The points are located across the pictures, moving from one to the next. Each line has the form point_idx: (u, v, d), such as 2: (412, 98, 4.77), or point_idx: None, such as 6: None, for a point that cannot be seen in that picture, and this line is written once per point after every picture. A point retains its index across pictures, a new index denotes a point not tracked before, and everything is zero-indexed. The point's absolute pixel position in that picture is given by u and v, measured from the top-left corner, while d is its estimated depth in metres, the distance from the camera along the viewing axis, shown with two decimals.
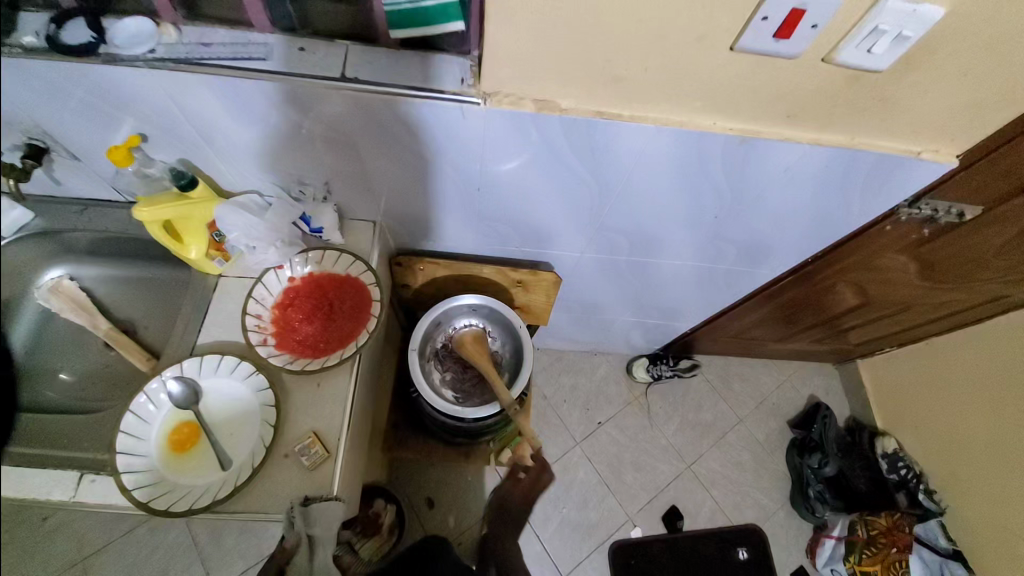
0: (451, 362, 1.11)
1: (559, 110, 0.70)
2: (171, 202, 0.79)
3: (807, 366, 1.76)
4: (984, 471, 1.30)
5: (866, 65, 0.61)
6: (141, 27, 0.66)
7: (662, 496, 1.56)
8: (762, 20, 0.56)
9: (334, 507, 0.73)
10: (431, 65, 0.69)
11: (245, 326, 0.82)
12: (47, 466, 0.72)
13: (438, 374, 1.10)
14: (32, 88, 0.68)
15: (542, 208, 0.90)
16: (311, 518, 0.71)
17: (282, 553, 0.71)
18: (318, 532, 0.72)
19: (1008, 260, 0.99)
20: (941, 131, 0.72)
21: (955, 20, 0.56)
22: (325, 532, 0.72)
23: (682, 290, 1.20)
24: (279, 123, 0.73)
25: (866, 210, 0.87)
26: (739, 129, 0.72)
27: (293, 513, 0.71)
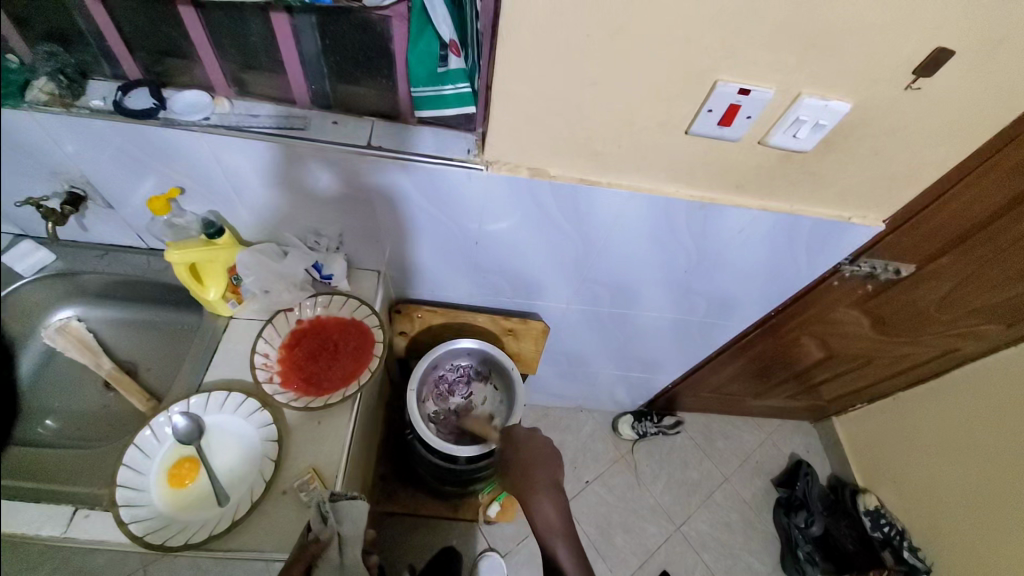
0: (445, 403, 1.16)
1: (549, 176, 0.82)
2: (198, 247, 0.88)
3: (786, 423, 1.81)
4: (962, 524, 1.33)
5: (795, 147, 0.75)
6: (199, 99, 0.78)
7: (652, 560, 1.52)
8: (708, 111, 0.70)
9: (359, 505, 0.79)
10: (444, 138, 0.82)
11: (253, 364, 0.88)
12: (41, 500, 0.73)
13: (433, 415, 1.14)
14: (91, 144, 0.78)
15: (533, 261, 1.00)
16: (342, 514, 0.76)
17: (314, 546, 0.72)
18: (347, 529, 0.76)
19: (951, 314, 1.11)
20: (865, 201, 0.86)
21: (859, 113, 0.71)
22: (353, 529, 0.77)
23: (661, 343, 1.29)
24: (306, 181, 0.84)
25: (814, 268, 1.00)
26: (700, 196, 0.85)
27: (326, 508, 0.75)
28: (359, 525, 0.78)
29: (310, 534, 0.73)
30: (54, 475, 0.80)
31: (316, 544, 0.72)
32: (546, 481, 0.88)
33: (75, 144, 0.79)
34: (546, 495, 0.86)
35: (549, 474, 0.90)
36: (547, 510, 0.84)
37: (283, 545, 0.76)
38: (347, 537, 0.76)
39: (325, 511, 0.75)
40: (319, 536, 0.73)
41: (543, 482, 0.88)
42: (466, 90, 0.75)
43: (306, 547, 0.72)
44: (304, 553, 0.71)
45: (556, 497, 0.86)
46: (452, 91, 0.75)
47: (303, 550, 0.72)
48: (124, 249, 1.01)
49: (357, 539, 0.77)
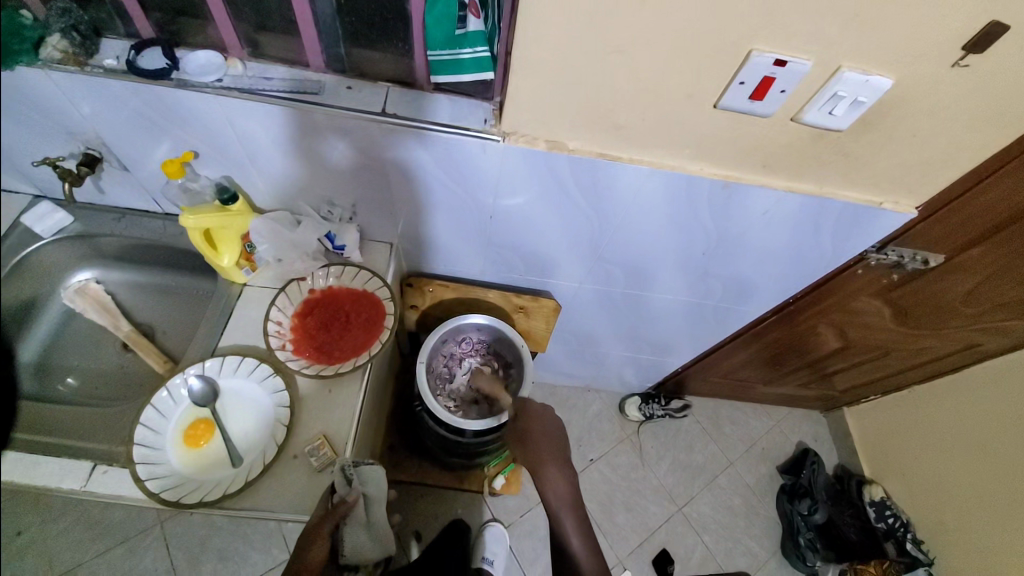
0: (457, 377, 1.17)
1: (567, 150, 0.79)
2: (212, 213, 0.88)
3: (795, 412, 1.79)
4: (969, 520, 1.32)
5: (830, 126, 0.71)
6: (210, 58, 0.76)
7: (652, 538, 1.54)
8: (739, 84, 0.67)
9: (379, 470, 0.83)
10: (461, 106, 0.79)
11: (266, 331, 0.89)
12: (60, 455, 0.76)
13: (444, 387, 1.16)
14: (105, 104, 0.77)
15: (547, 238, 0.98)
16: (365, 477, 0.81)
17: (343, 507, 0.77)
18: (371, 491, 0.82)
19: (977, 308, 1.07)
20: (900, 185, 0.82)
21: (902, 90, 0.67)
22: (376, 490, 0.83)
23: (673, 326, 1.27)
24: (318, 148, 0.83)
25: (838, 254, 0.96)
26: (724, 175, 0.82)
27: (351, 471, 0.79)
28: (382, 486, 0.84)
29: (337, 497, 0.77)
30: (74, 432, 0.83)
31: (344, 505, 0.76)
32: (557, 458, 1.03)
33: (90, 104, 0.78)
34: (557, 470, 1.02)
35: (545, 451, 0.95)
36: (557, 482, 1.00)
37: (294, 508, 0.78)
38: (371, 497, 0.82)
39: (350, 476, 0.79)
40: (347, 498, 0.77)
41: (556, 460, 1.03)
42: (485, 54, 0.72)
43: (337, 508, 0.76)
44: (335, 513, 0.76)
45: (566, 473, 1.02)
46: (471, 55, 0.72)
47: (333, 511, 0.76)
48: (141, 213, 0.99)
49: (379, 497, 0.84)
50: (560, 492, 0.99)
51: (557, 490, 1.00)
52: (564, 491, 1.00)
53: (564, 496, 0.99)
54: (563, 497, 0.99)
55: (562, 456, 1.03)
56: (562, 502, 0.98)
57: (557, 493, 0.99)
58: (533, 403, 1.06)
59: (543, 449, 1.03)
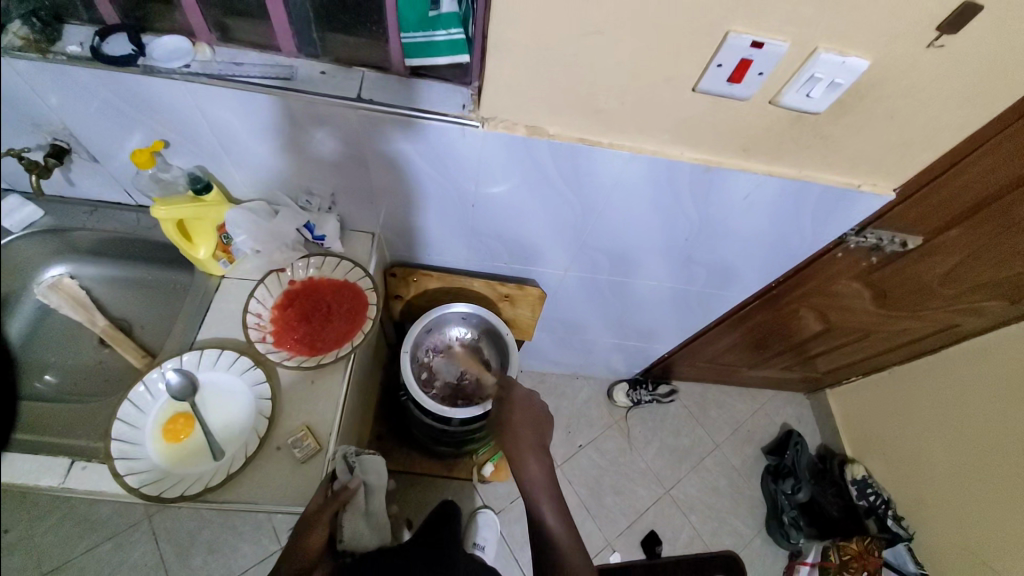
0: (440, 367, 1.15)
1: (547, 135, 0.79)
2: (186, 203, 0.86)
3: (779, 395, 1.83)
4: (948, 495, 1.36)
5: (807, 108, 0.71)
6: (177, 44, 0.73)
7: (640, 520, 1.57)
8: (718, 66, 0.66)
9: (378, 460, 0.90)
10: (438, 92, 0.77)
11: (246, 323, 0.88)
12: (42, 452, 0.71)
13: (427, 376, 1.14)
14: (70, 93, 0.75)
15: (530, 226, 0.98)
16: (366, 466, 0.88)
17: (345, 493, 0.80)
18: (372, 479, 0.88)
19: (954, 289, 1.09)
20: (878, 168, 0.83)
21: (878, 71, 0.67)
22: (376, 479, 0.89)
23: (658, 312, 1.28)
24: (293, 135, 0.80)
25: (818, 238, 0.97)
26: (704, 160, 0.82)
27: (353, 459, 0.85)
28: (381, 476, 0.90)
29: (338, 484, 0.81)
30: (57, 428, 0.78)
31: (346, 490, 0.80)
32: (535, 445, 0.95)
33: (57, 96, 0.75)
34: (536, 458, 0.93)
35: (538, 440, 0.96)
36: (534, 470, 0.91)
37: (277, 499, 0.78)
38: (372, 485, 0.88)
39: (352, 463, 0.85)
40: (349, 485, 0.81)
41: (532, 449, 0.94)
42: (459, 36, 0.71)
43: (339, 494, 0.80)
44: (337, 500, 0.79)
45: (545, 462, 0.93)
46: (444, 37, 0.71)
47: (335, 497, 0.79)
48: (113, 206, 0.99)
49: (378, 487, 0.90)
50: (537, 477, 0.91)
51: (537, 477, 0.91)
52: (542, 476, 0.91)
53: (541, 482, 0.91)
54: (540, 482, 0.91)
55: (539, 444, 0.95)
56: (539, 487, 0.90)
57: (536, 481, 0.91)
58: (519, 387, 1.02)
59: (520, 437, 0.95)
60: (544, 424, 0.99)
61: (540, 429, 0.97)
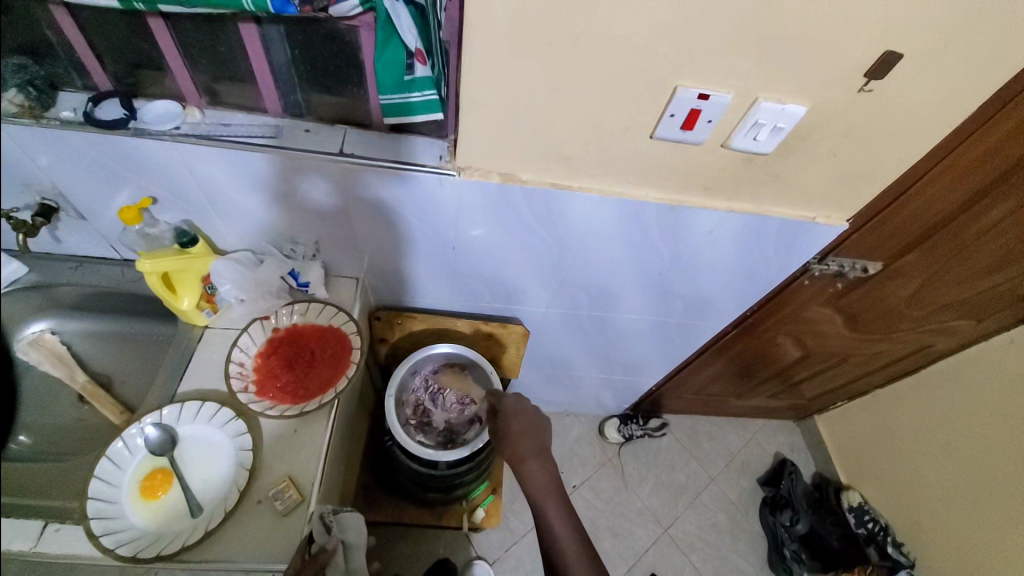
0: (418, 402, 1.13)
1: (520, 181, 0.83)
2: (172, 256, 0.88)
3: (770, 424, 1.83)
4: (945, 519, 1.35)
5: (756, 150, 0.77)
6: (168, 108, 0.78)
7: (641, 563, 1.52)
8: (670, 116, 0.73)
9: (355, 516, 0.85)
10: (418, 145, 0.83)
11: (228, 373, 0.88)
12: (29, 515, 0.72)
13: (405, 413, 1.11)
14: (60, 154, 0.78)
15: (511, 266, 1.01)
16: (343, 524, 0.82)
17: (324, 555, 0.75)
18: (349, 538, 0.82)
19: (921, 310, 1.14)
20: (829, 201, 0.89)
21: (816, 115, 0.74)
22: (355, 536, 0.84)
23: (642, 345, 1.30)
24: (277, 188, 0.84)
25: (784, 267, 1.02)
26: (669, 199, 0.87)
27: (329, 516, 0.79)
28: (357, 533, 0.84)
29: (316, 546, 0.76)
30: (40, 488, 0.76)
31: (325, 552, 0.75)
32: (535, 448, 0.90)
33: (48, 158, 0.78)
34: (536, 462, 0.88)
35: (538, 444, 0.91)
36: (536, 474, 0.87)
37: (257, 557, 0.75)
38: (351, 544, 0.82)
39: (329, 523, 0.79)
40: (327, 545, 0.76)
41: (533, 450, 0.89)
42: (432, 97, 0.75)
43: (318, 556, 0.74)
44: (317, 562, 0.74)
45: (547, 464, 0.88)
46: (419, 98, 0.75)
47: (314, 560, 0.74)
48: (97, 260, 0.98)
49: (356, 545, 0.84)
50: (541, 483, 0.86)
51: (541, 479, 0.87)
52: (544, 478, 0.87)
53: (545, 484, 0.86)
54: (544, 487, 0.86)
55: (540, 443, 0.91)
56: (541, 487, 0.86)
57: (539, 484, 0.86)
58: (509, 396, 0.98)
59: (517, 441, 0.91)
60: (541, 427, 0.93)
61: (534, 431, 0.92)
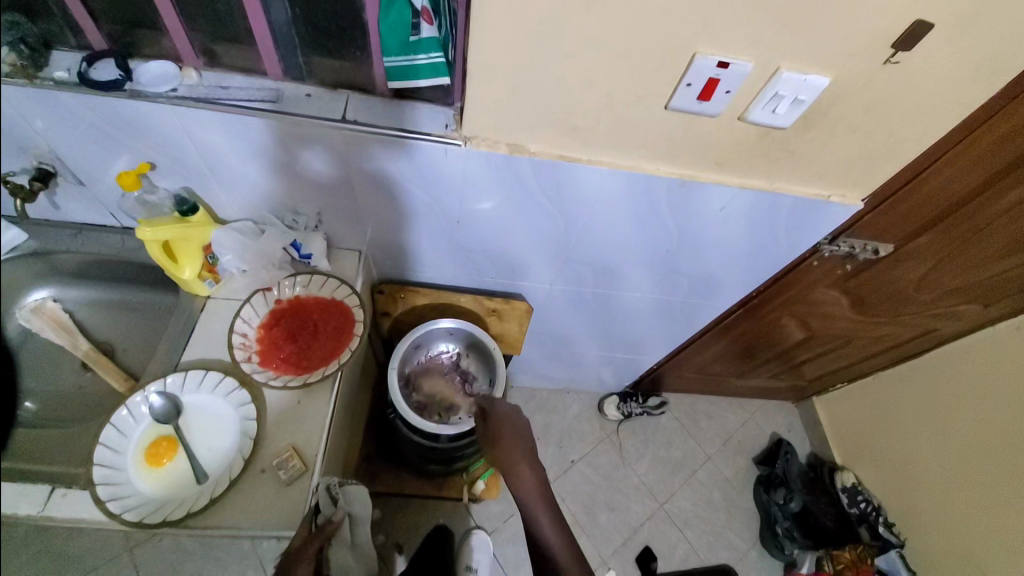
0: (430, 359, 1.17)
1: (528, 152, 0.81)
2: (171, 224, 0.86)
3: (768, 404, 1.84)
4: (937, 500, 1.37)
5: (774, 124, 0.75)
6: (165, 69, 0.75)
7: (636, 536, 1.56)
8: (687, 86, 0.70)
9: (362, 490, 0.89)
10: (422, 113, 0.80)
11: (230, 343, 0.88)
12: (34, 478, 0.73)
13: (417, 361, 1.16)
14: (54, 116, 0.75)
15: (515, 241, 1.00)
16: (350, 497, 0.86)
17: (330, 527, 0.78)
18: (357, 510, 0.87)
19: (929, 294, 1.13)
20: (844, 180, 0.87)
21: (838, 88, 0.71)
22: (361, 509, 0.88)
23: (645, 323, 1.30)
24: (277, 156, 0.82)
25: (793, 246, 1.00)
26: (680, 174, 0.85)
27: (336, 490, 0.84)
28: (364, 505, 0.88)
29: (322, 517, 0.80)
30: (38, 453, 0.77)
31: (332, 524, 0.78)
32: (526, 452, 0.93)
33: (43, 120, 0.76)
34: (527, 464, 0.91)
35: (527, 450, 0.94)
36: (526, 477, 0.89)
37: (264, 524, 0.77)
38: (357, 516, 0.87)
39: (336, 495, 0.84)
40: (333, 517, 0.80)
41: (524, 455, 0.92)
42: (439, 60, 0.72)
43: (325, 527, 0.78)
44: (323, 532, 0.77)
45: (537, 468, 0.91)
46: (426, 61, 0.72)
47: (321, 532, 0.77)
48: (97, 227, 0.98)
49: (363, 517, 0.89)
50: (531, 485, 0.88)
51: (530, 482, 0.88)
52: (534, 479, 0.89)
53: (535, 488, 0.88)
54: (535, 489, 0.88)
55: (529, 450, 0.94)
56: (530, 489, 0.88)
57: (529, 486, 0.88)
58: (502, 402, 1.02)
59: (510, 445, 0.93)
60: (527, 434, 0.97)
61: (524, 438, 0.95)
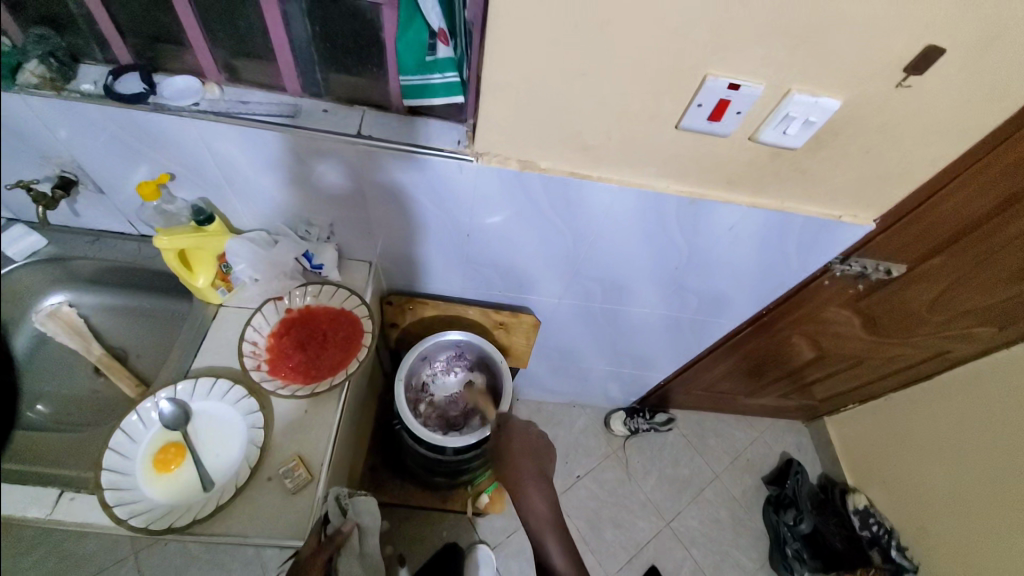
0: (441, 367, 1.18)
1: (539, 168, 0.82)
2: (188, 233, 0.88)
3: (778, 423, 1.81)
4: (953, 527, 1.33)
5: (785, 144, 0.75)
6: (188, 84, 0.77)
7: (641, 555, 1.53)
8: (698, 106, 0.70)
9: (371, 500, 0.88)
10: (434, 128, 0.81)
11: (241, 351, 0.89)
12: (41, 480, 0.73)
13: (427, 371, 1.17)
14: (79, 126, 0.78)
15: (525, 255, 1.00)
16: (359, 507, 0.86)
17: (339, 537, 0.78)
18: (366, 521, 0.86)
19: (943, 316, 1.11)
20: (856, 200, 0.86)
21: (849, 110, 0.71)
22: (370, 519, 0.86)
23: (653, 339, 1.29)
24: (292, 168, 0.84)
25: (804, 265, 1.00)
26: (690, 192, 0.85)
27: (345, 501, 0.84)
28: (371, 516, 0.87)
29: (332, 527, 0.79)
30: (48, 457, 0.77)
31: (342, 534, 0.79)
32: (535, 473, 0.89)
33: (68, 130, 0.78)
34: (537, 488, 0.87)
35: (539, 470, 0.90)
36: (537, 503, 0.85)
37: (269, 532, 0.77)
38: (365, 527, 0.85)
39: (345, 506, 0.83)
40: (342, 527, 0.80)
41: (533, 477, 0.88)
42: (454, 79, 0.74)
43: (334, 537, 0.78)
44: (333, 542, 0.77)
45: (546, 491, 0.87)
46: (441, 80, 0.74)
47: (331, 541, 0.77)
48: (114, 234, 0.99)
49: (371, 527, 0.87)
50: (542, 512, 0.84)
51: (539, 508, 0.85)
52: (545, 506, 0.85)
53: (547, 515, 0.84)
54: (546, 518, 0.84)
55: (540, 471, 0.90)
56: (541, 519, 0.84)
57: (539, 513, 0.84)
58: (516, 419, 1.00)
59: (519, 464, 0.90)
60: (544, 452, 0.94)
61: (537, 458, 0.92)
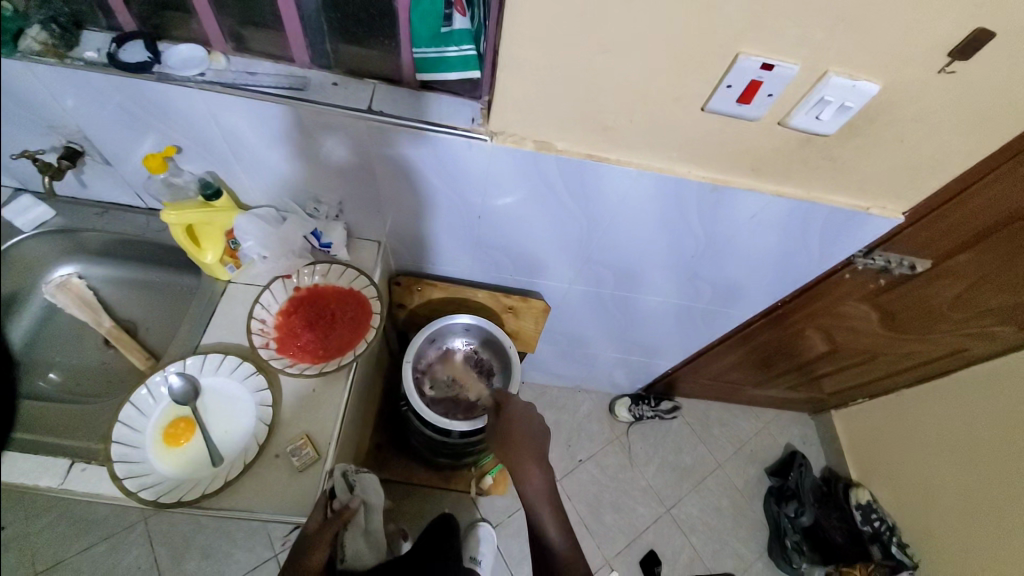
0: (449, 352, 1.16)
1: (555, 150, 0.79)
2: (196, 208, 0.87)
3: (784, 415, 1.80)
4: (959, 526, 1.31)
5: (817, 130, 0.71)
6: (192, 53, 0.74)
7: (640, 540, 1.54)
8: (727, 87, 0.67)
9: (371, 478, 0.91)
10: (446, 104, 0.78)
11: (250, 329, 0.89)
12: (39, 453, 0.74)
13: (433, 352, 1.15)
14: (83, 96, 0.76)
15: (535, 237, 0.98)
16: (363, 484, 0.89)
17: (346, 513, 0.80)
18: (373, 500, 0.89)
19: (963, 314, 1.08)
20: (885, 192, 0.83)
21: (889, 95, 0.67)
22: (375, 498, 0.90)
23: (663, 327, 1.27)
24: (298, 143, 0.81)
25: (825, 257, 0.96)
26: (712, 178, 0.82)
27: (353, 478, 0.87)
28: (372, 492, 0.90)
29: (339, 503, 0.81)
30: (53, 428, 0.80)
31: (349, 510, 0.80)
32: (536, 453, 0.89)
33: (72, 98, 0.76)
34: (538, 467, 0.87)
35: (539, 449, 0.90)
36: (536, 480, 0.86)
37: (275, 508, 0.77)
38: (370, 505, 0.89)
39: (351, 482, 0.86)
40: (350, 504, 0.81)
41: (534, 456, 0.88)
42: (470, 53, 0.72)
43: (341, 513, 0.79)
44: (340, 518, 0.79)
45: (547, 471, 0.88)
46: (456, 53, 0.72)
47: (339, 516, 0.79)
48: (124, 208, 0.97)
49: (376, 505, 0.90)
50: (540, 488, 0.85)
51: (539, 487, 0.85)
52: (543, 483, 0.86)
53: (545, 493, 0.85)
54: (543, 494, 0.85)
55: (540, 451, 0.90)
56: (540, 495, 0.85)
57: (537, 488, 0.85)
58: (517, 399, 0.98)
59: (523, 445, 0.90)
60: (544, 436, 0.93)
61: (539, 438, 0.92)
